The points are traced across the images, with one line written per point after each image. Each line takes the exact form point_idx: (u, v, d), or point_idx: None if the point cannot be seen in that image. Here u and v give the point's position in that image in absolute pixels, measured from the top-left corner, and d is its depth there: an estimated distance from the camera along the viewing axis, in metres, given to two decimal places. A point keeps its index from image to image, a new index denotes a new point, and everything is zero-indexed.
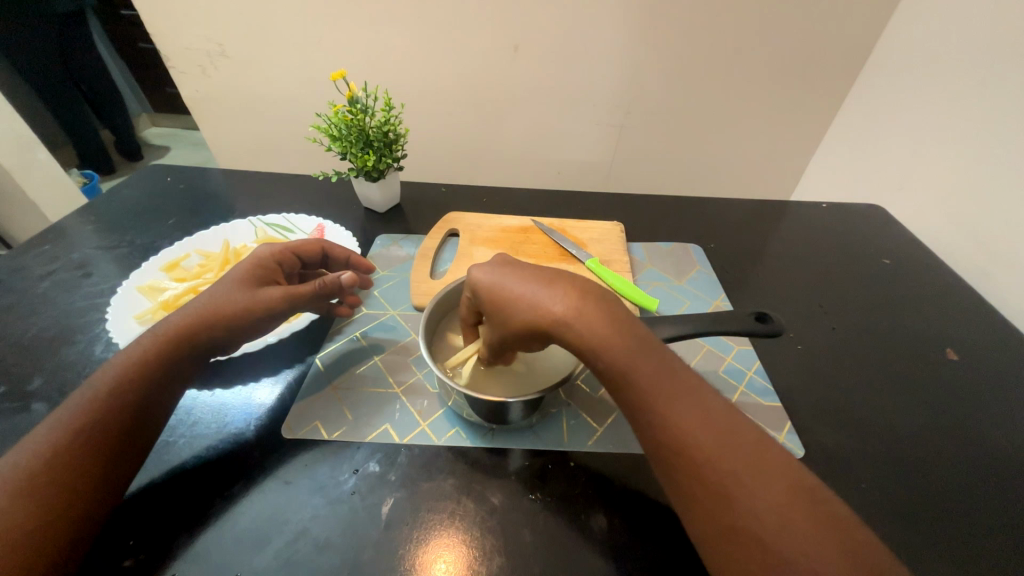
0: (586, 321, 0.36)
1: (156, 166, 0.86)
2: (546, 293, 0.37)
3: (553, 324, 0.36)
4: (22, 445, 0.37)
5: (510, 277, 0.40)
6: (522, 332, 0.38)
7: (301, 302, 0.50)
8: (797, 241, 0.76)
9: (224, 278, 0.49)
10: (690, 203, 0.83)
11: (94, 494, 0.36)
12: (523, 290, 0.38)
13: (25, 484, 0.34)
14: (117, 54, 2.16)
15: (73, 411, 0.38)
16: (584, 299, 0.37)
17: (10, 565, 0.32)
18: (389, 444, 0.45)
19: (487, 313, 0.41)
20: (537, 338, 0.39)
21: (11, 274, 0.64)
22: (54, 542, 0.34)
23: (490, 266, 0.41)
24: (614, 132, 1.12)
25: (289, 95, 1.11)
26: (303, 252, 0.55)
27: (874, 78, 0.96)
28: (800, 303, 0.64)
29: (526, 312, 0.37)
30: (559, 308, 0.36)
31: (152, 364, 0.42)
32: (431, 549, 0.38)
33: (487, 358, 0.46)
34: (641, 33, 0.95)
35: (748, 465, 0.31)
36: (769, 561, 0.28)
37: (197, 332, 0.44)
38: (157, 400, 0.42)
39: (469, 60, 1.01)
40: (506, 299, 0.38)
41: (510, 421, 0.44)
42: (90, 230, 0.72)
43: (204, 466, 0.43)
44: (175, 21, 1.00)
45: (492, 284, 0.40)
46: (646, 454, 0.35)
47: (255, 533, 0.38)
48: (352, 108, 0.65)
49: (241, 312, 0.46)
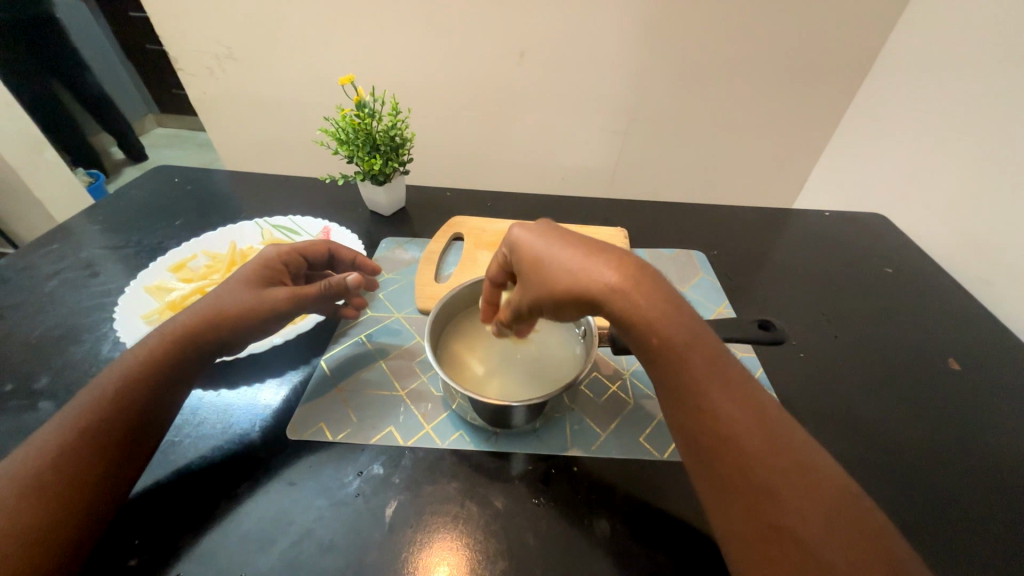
0: (641, 293, 0.34)
1: (164, 167, 0.87)
2: (597, 262, 0.36)
3: (603, 293, 0.35)
4: (30, 444, 0.37)
5: (557, 243, 0.38)
6: (565, 300, 0.36)
7: (307, 303, 0.50)
8: (798, 250, 0.76)
9: (232, 277, 0.49)
10: (692, 209, 0.84)
11: (99, 492, 0.37)
12: (572, 255, 0.36)
13: (28, 482, 0.35)
14: (123, 55, 2.20)
15: (78, 411, 0.39)
16: (639, 273, 0.35)
17: (15, 562, 0.32)
18: (393, 447, 0.45)
19: (523, 276, 0.39)
20: (574, 307, 0.37)
21: (18, 272, 0.65)
22: (59, 540, 0.34)
23: (537, 229, 0.40)
24: (617, 138, 1.13)
25: (296, 98, 1.12)
26: (310, 254, 0.55)
27: (877, 86, 0.97)
28: (803, 310, 0.65)
29: (576, 277, 0.35)
30: (613, 276, 0.35)
31: (160, 363, 0.42)
32: (430, 551, 0.38)
33: (507, 322, 0.44)
34: (645, 40, 0.96)
35: (791, 466, 0.31)
36: (803, 564, 0.28)
37: (204, 331, 0.44)
38: (162, 401, 0.42)
39: (475, 66, 1.03)
40: (553, 263, 0.37)
41: (514, 425, 0.45)
42: (98, 229, 0.73)
43: (209, 468, 0.43)
44: (185, 24, 1.02)
45: (538, 247, 0.38)
46: (684, 442, 0.34)
47: (260, 535, 0.39)
48: (359, 112, 0.66)
49: (248, 313, 0.46)
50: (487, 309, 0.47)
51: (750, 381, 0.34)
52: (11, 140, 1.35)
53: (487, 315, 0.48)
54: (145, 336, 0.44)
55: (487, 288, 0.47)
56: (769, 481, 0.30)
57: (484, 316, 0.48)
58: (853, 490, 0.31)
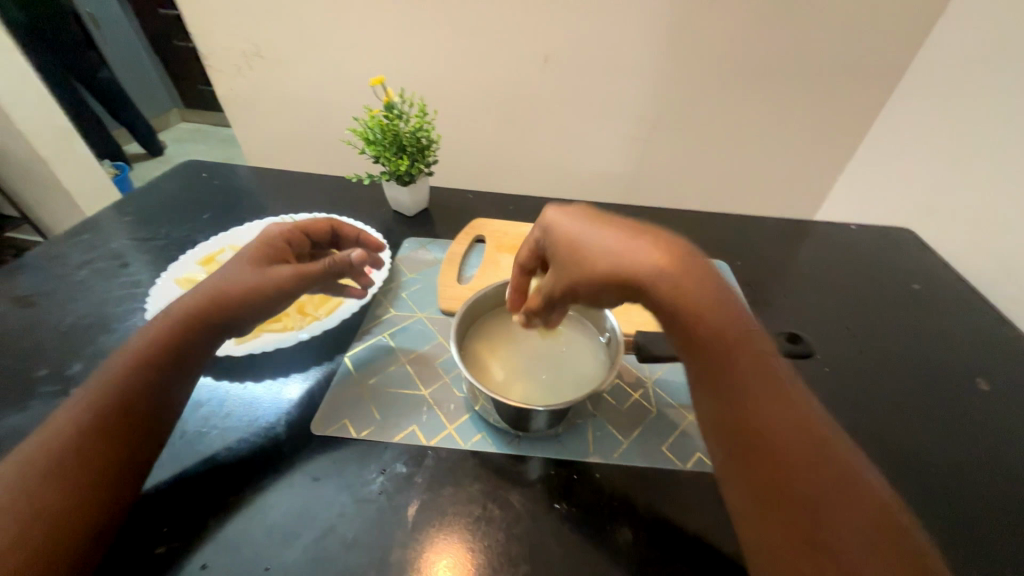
0: (684, 278, 0.36)
1: (192, 162, 0.89)
2: (641, 246, 0.38)
3: (647, 275, 0.37)
4: (46, 426, 0.38)
5: (599, 229, 0.40)
6: (608, 281, 0.38)
7: (313, 280, 0.50)
8: (822, 262, 0.75)
9: (237, 257, 0.50)
10: (714, 218, 0.83)
11: (120, 471, 0.38)
12: (615, 239, 0.39)
13: (53, 460, 0.36)
14: (151, 51, 2.28)
15: (100, 392, 0.40)
16: (680, 259, 0.38)
17: (41, 538, 0.33)
18: (416, 447, 0.45)
19: (562, 259, 0.41)
20: (615, 288, 0.38)
21: (52, 260, 0.66)
22: (79, 516, 0.35)
23: (577, 216, 0.42)
24: (638, 143, 1.13)
25: (321, 98, 1.14)
26: (312, 231, 0.56)
27: (907, 97, 0.95)
28: (827, 324, 0.63)
29: (620, 260, 0.38)
30: (658, 260, 0.37)
31: (170, 344, 0.43)
32: (438, 549, 0.38)
33: (538, 309, 0.46)
34: (667, 47, 0.97)
35: (823, 469, 0.31)
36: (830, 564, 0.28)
37: (213, 313, 0.45)
38: (171, 380, 0.43)
39: (498, 69, 1.03)
40: (597, 247, 0.39)
41: (537, 428, 0.45)
42: (127, 221, 0.75)
43: (237, 459, 0.44)
44: (217, 23, 1.04)
45: (579, 233, 0.41)
46: (716, 433, 0.34)
47: (285, 528, 0.39)
48: (388, 113, 0.67)
49: (252, 291, 0.47)
50: (515, 298, 0.49)
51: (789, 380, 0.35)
52: (41, 132, 1.39)
53: (515, 304, 0.49)
54: (155, 319, 0.45)
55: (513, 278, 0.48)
56: (800, 477, 0.30)
57: (511, 302, 0.49)
58: (891, 504, 0.30)
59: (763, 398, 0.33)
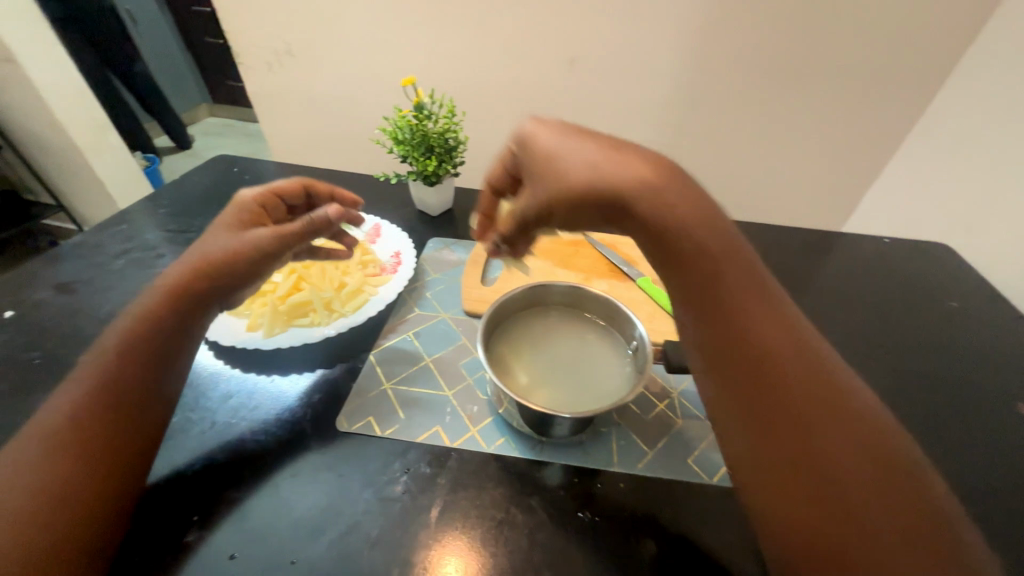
0: (670, 192, 0.35)
1: (222, 157, 0.91)
2: (623, 161, 0.36)
3: (630, 190, 0.35)
4: (51, 409, 0.39)
5: (579, 142, 0.38)
6: (584, 199, 0.36)
7: (292, 240, 0.51)
8: (853, 275, 0.73)
9: (214, 227, 0.51)
10: (742, 226, 0.82)
11: (126, 452, 0.39)
12: (594, 154, 0.37)
13: (76, 444, 0.37)
14: (182, 46, 2.34)
15: (111, 373, 0.41)
16: (665, 172, 0.36)
17: (64, 521, 0.34)
18: (439, 447, 0.45)
19: (535, 177, 0.39)
20: (589, 208, 0.37)
21: (90, 249, 0.68)
22: (95, 500, 0.36)
23: (554, 127, 0.40)
24: (662, 148, 1.11)
25: (347, 96, 1.15)
26: (286, 195, 0.57)
27: (949, 109, 0.92)
28: (859, 340, 0.62)
29: (599, 175, 0.36)
30: (642, 174, 0.35)
31: (156, 318, 0.44)
32: (444, 550, 0.39)
33: (506, 237, 0.44)
34: (697, 52, 0.95)
35: (818, 395, 0.32)
36: (847, 501, 0.29)
37: (194, 282, 0.46)
38: (164, 356, 0.44)
39: (524, 71, 1.03)
40: (576, 162, 0.37)
41: (561, 434, 0.44)
42: (162, 213, 0.77)
43: (266, 451, 0.44)
44: (250, 21, 1.06)
45: (556, 146, 0.38)
46: (710, 358, 0.35)
47: (311, 523, 0.40)
48: (417, 113, 0.68)
49: (229, 253, 0.48)
50: (483, 222, 0.52)
51: (800, 324, 0.35)
52: (79, 123, 1.44)
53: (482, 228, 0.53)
54: (143, 293, 0.46)
55: (487, 198, 0.50)
56: (818, 420, 0.31)
57: (478, 227, 0.53)
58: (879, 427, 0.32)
59: (760, 324, 0.34)
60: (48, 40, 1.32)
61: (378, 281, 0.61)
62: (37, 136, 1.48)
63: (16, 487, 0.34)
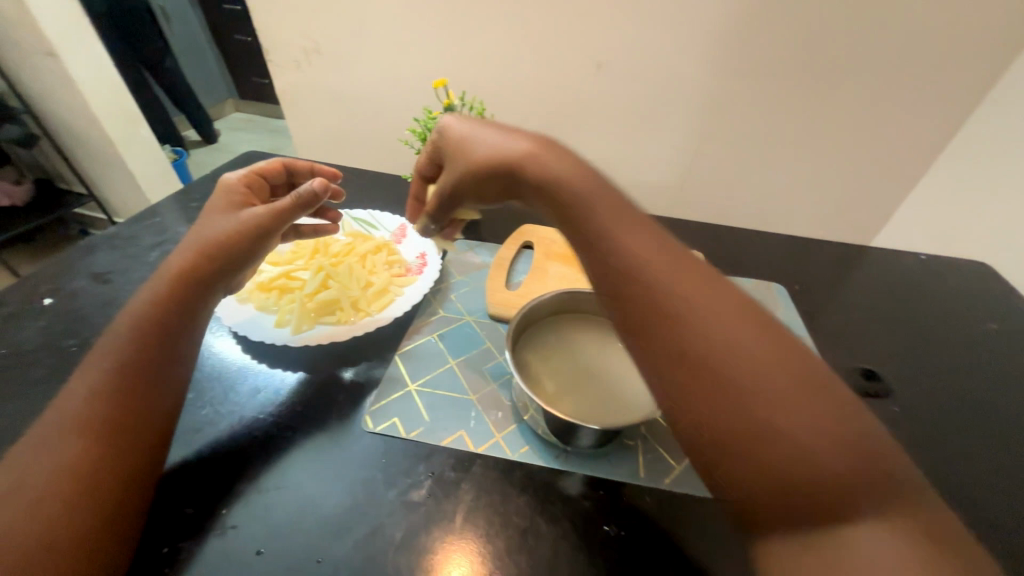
0: (548, 157, 0.43)
1: (252, 153, 0.92)
2: (514, 139, 0.45)
3: (518, 159, 0.43)
4: (72, 391, 0.39)
5: (481, 129, 0.48)
6: (485, 171, 0.46)
7: (285, 215, 0.54)
8: (887, 293, 0.71)
9: (207, 210, 0.54)
10: (771, 238, 0.80)
11: (145, 432, 0.40)
12: (493, 136, 0.46)
13: (99, 423, 0.38)
14: (212, 43, 2.40)
15: (144, 366, 0.42)
16: (546, 144, 0.44)
17: (94, 499, 0.35)
18: (464, 452, 0.45)
19: (451, 161, 0.49)
20: (489, 179, 0.46)
21: (125, 241, 0.70)
22: (120, 478, 0.37)
23: (463, 121, 0.50)
24: (687, 156, 1.10)
25: (373, 96, 1.16)
26: (266, 174, 0.60)
27: (991, 124, 0.89)
28: (893, 361, 0.60)
29: (496, 151, 0.45)
30: (528, 146, 0.44)
31: (164, 299, 0.46)
32: (453, 551, 0.38)
33: (433, 213, 0.54)
34: (728, 59, 0.94)
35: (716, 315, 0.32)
36: (789, 458, 0.28)
37: (198, 263, 0.48)
38: (172, 337, 0.45)
39: (550, 74, 1.03)
40: (480, 145, 0.46)
41: (587, 445, 0.44)
42: (193, 207, 0.78)
43: (294, 448, 0.45)
44: (282, 20, 1.08)
45: (464, 133, 0.49)
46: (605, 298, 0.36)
47: (336, 522, 0.39)
48: (447, 115, 0.68)
49: (230, 232, 0.51)
50: (414, 205, 0.60)
51: (708, 272, 0.36)
52: (113, 116, 1.48)
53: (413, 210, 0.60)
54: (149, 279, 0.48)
55: (415, 184, 0.58)
56: (745, 376, 0.30)
57: (410, 209, 0.60)
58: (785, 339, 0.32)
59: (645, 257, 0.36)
60: (87, 35, 1.36)
61: (404, 281, 0.61)
62: (73, 127, 1.52)
63: (43, 465, 0.35)
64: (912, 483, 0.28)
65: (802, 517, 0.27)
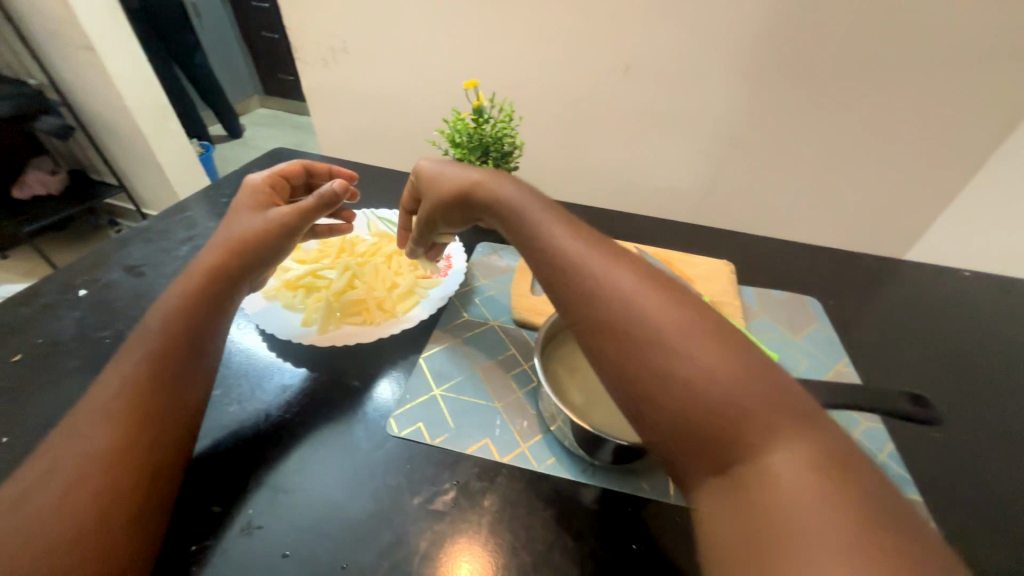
0: (496, 183, 0.49)
1: (279, 150, 0.93)
2: (470, 171, 0.52)
3: (474, 187, 0.50)
4: (108, 381, 0.40)
5: (443, 163, 0.55)
6: (451, 202, 0.52)
7: (310, 216, 0.55)
8: (928, 312, 0.68)
9: (233, 209, 0.55)
10: (803, 250, 0.78)
11: (178, 424, 0.40)
12: (452, 170, 0.53)
13: (134, 413, 0.38)
14: (240, 39, 2.44)
15: (174, 363, 0.42)
16: (496, 173, 0.51)
17: (129, 486, 0.35)
18: (489, 462, 0.44)
19: (423, 195, 0.55)
20: (455, 206, 0.52)
21: (156, 234, 0.71)
22: (152, 468, 0.37)
23: (430, 159, 0.57)
24: (714, 162, 1.07)
25: (398, 95, 1.17)
26: (289, 175, 0.61)
27: None
28: (935, 384, 0.58)
29: (457, 182, 0.51)
30: (480, 175, 0.50)
31: (194, 297, 0.46)
32: (456, 549, 0.38)
33: (416, 243, 0.59)
34: (762, 64, 0.91)
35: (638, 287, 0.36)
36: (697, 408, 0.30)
37: (226, 262, 0.49)
38: (202, 331, 0.45)
39: (577, 76, 1.02)
40: (443, 177, 0.53)
41: (615, 459, 0.42)
42: (222, 202, 0.79)
43: (319, 451, 0.44)
44: (312, 18, 1.09)
45: (429, 168, 0.55)
46: (545, 286, 0.41)
47: (361, 529, 0.39)
48: (477, 117, 0.67)
49: (256, 232, 0.51)
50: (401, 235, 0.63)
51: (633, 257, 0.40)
52: (146, 110, 1.51)
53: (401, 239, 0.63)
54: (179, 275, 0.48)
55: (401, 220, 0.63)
56: (661, 338, 0.33)
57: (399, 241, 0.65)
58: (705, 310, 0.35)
59: (574, 247, 0.41)
60: (124, 30, 1.40)
61: (429, 283, 0.61)
62: (106, 119, 1.56)
63: (80, 453, 0.35)
64: (809, 405, 0.30)
65: (719, 449, 0.29)
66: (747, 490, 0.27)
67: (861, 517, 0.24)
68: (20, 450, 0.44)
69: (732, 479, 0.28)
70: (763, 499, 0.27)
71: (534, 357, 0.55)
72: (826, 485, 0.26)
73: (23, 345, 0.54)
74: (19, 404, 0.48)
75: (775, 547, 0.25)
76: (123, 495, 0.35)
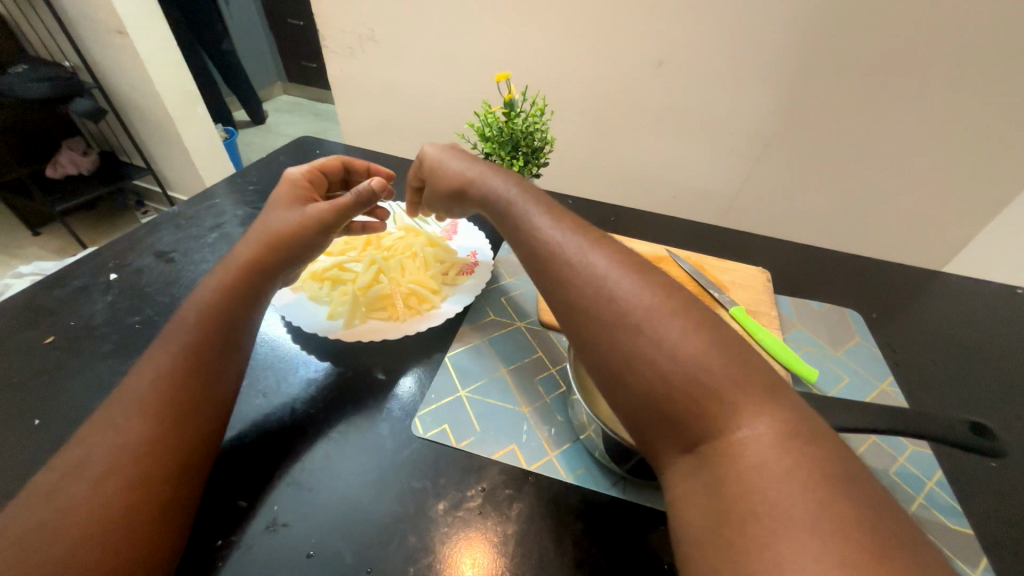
0: (493, 177, 0.51)
1: (306, 139, 0.93)
2: (472, 164, 0.54)
3: (472, 181, 0.52)
4: (139, 372, 0.40)
5: (450, 154, 0.57)
6: (452, 193, 0.55)
7: (347, 213, 0.54)
8: (977, 331, 0.65)
9: (271, 203, 0.54)
10: (844, 259, 0.74)
11: (207, 414, 0.40)
12: (458, 162, 0.55)
13: (164, 402, 0.38)
14: (266, 25, 2.45)
15: (207, 356, 0.41)
16: (496, 167, 0.53)
17: (158, 474, 0.35)
18: (516, 469, 0.43)
19: (428, 182, 0.58)
20: (456, 200, 0.56)
21: (186, 220, 0.71)
22: (180, 456, 0.37)
23: (439, 145, 0.59)
24: (746, 163, 1.03)
25: (425, 86, 1.15)
26: (326, 170, 0.60)
27: None
28: (986, 408, 0.55)
29: (460, 176, 0.54)
30: (479, 171, 0.53)
31: (227, 290, 0.46)
32: (470, 552, 0.38)
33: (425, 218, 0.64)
34: (805, 63, 0.87)
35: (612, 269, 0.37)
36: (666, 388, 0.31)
37: (261, 256, 0.48)
38: (233, 324, 0.44)
39: (608, 71, 0.99)
40: (448, 169, 0.55)
41: (648, 474, 0.41)
42: (251, 190, 0.79)
43: (345, 448, 0.44)
44: (340, 6, 1.08)
45: (437, 156, 0.57)
46: (529, 269, 0.42)
47: (383, 531, 0.38)
48: (508, 111, 0.65)
49: (294, 229, 0.51)
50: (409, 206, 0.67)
51: (611, 241, 0.41)
52: (174, 94, 1.53)
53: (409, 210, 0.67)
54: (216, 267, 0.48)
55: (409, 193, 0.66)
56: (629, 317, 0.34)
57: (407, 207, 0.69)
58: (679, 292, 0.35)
59: (551, 228, 0.42)
60: (154, 14, 1.40)
61: (457, 281, 0.60)
62: (137, 104, 1.58)
63: (112, 440, 0.35)
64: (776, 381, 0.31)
65: (694, 433, 0.30)
66: (721, 470, 0.28)
67: (823, 485, 0.25)
68: (56, 433, 0.45)
69: (704, 459, 0.29)
70: (732, 475, 0.27)
71: (562, 361, 0.53)
72: (791, 457, 0.27)
73: (57, 327, 0.55)
74: (54, 386, 0.49)
75: (740, 519, 0.25)
76: (152, 483, 0.34)
